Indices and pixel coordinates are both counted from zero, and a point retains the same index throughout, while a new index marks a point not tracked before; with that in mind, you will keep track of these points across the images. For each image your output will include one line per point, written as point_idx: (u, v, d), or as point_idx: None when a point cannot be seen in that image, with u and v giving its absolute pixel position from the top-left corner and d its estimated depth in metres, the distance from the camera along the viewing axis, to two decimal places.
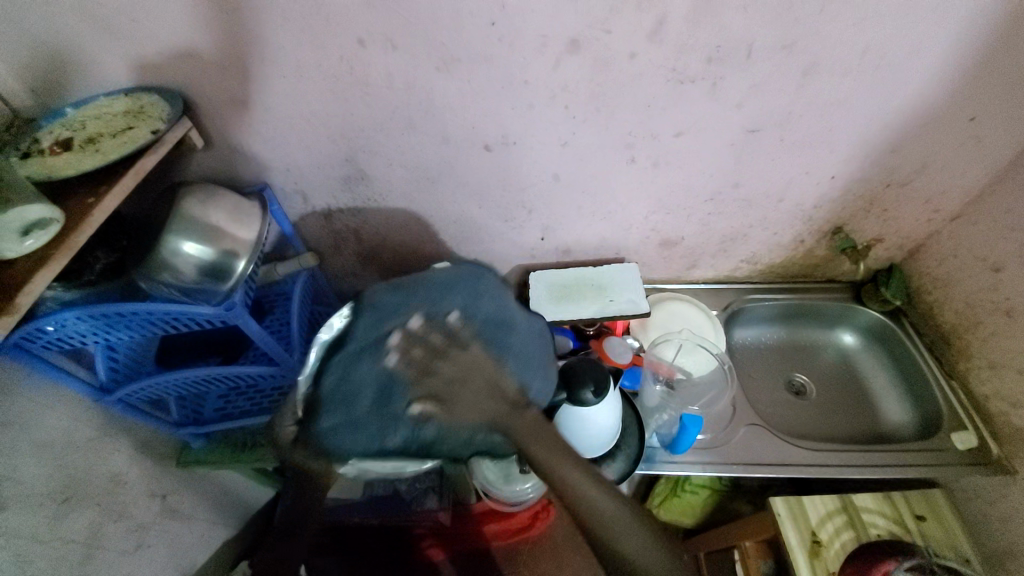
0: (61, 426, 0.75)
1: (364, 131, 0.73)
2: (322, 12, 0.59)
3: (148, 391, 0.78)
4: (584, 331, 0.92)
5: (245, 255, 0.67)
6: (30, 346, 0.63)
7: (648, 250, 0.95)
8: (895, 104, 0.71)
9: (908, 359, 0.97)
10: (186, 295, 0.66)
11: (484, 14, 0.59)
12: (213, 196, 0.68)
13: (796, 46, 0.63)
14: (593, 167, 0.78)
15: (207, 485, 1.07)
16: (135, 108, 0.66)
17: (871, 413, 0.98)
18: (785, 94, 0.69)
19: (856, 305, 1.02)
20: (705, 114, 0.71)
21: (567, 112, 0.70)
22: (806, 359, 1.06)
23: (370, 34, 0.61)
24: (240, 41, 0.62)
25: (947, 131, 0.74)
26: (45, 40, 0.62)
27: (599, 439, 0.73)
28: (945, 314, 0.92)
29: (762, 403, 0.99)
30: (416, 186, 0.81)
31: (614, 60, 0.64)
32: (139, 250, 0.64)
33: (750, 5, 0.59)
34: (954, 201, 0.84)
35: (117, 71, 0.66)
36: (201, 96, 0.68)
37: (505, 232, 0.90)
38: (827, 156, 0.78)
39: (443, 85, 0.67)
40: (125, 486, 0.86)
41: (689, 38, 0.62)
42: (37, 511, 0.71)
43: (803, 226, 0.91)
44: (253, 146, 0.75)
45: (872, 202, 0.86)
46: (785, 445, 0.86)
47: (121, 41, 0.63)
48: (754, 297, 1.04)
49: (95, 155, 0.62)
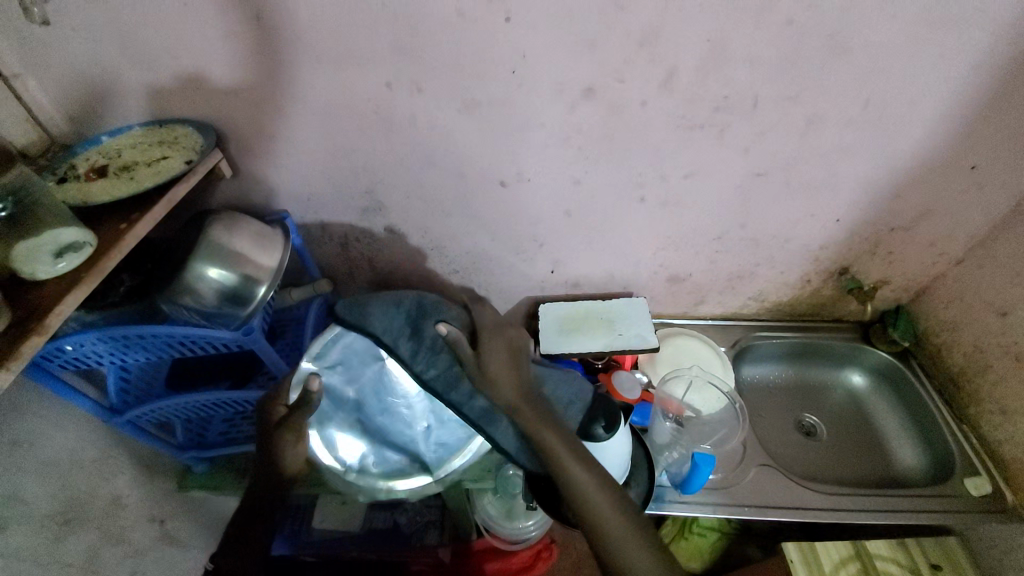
0: (67, 446, 0.75)
1: (384, 165, 0.76)
2: (353, 57, 0.63)
3: (157, 413, 0.78)
4: (593, 364, 0.93)
5: (265, 281, 0.69)
6: (48, 365, 0.64)
7: (656, 285, 0.97)
8: (898, 152, 0.74)
9: (919, 401, 0.96)
10: (205, 320, 0.68)
11: (505, 61, 0.63)
12: (239, 223, 0.71)
13: (801, 97, 0.66)
14: (604, 205, 0.80)
15: (205, 512, 1.05)
16: (169, 139, 0.69)
17: (883, 455, 0.97)
18: (791, 141, 0.72)
19: (864, 345, 1.02)
20: (714, 157, 0.73)
21: (580, 152, 0.73)
22: (816, 398, 1.05)
23: (397, 78, 0.65)
24: (274, 81, 0.66)
25: (949, 179, 0.77)
26: (91, 73, 0.66)
27: (609, 476, 0.72)
28: (954, 356, 0.91)
29: (772, 444, 0.98)
30: (431, 218, 0.83)
31: (627, 107, 0.67)
32: (163, 274, 0.66)
33: (757, 59, 0.62)
34: (959, 245, 0.86)
35: (155, 104, 0.70)
36: (233, 129, 0.72)
37: (515, 265, 0.92)
38: (833, 199, 0.80)
39: (463, 125, 0.70)
40: (125, 510, 0.85)
41: (699, 87, 0.65)
42: (38, 533, 0.70)
43: (809, 266, 0.92)
44: (277, 177, 0.78)
45: (877, 244, 0.87)
46: (795, 487, 0.85)
47: (163, 79, 0.67)
48: (762, 334, 1.04)
49: (130, 182, 0.65)
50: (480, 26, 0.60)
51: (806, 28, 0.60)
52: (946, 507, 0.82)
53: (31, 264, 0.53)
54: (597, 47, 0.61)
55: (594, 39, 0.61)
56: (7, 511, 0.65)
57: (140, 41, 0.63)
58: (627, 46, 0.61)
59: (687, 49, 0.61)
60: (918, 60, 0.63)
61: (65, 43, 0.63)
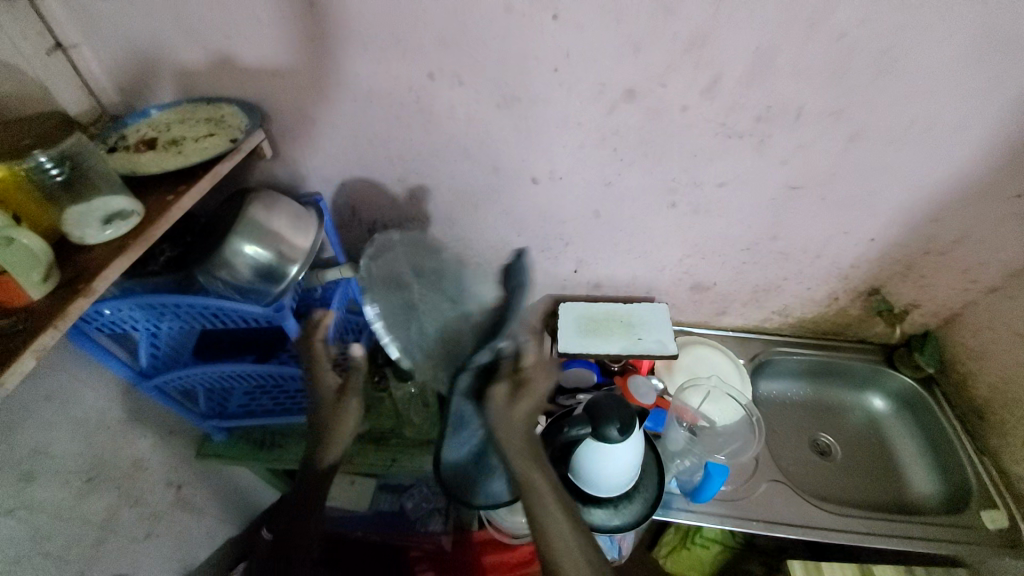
0: (97, 407, 0.78)
1: (420, 155, 0.77)
2: (398, 46, 0.64)
3: (183, 381, 0.80)
4: (609, 366, 0.92)
5: (298, 261, 0.71)
6: (86, 326, 0.67)
7: (678, 292, 0.96)
8: (940, 175, 0.72)
9: (939, 428, 0.94)
10: (238, 294, 0.69)
11: (548, 60, 0.63)
12: (277, 203, 0.72)
13: (845, 112, 0.66)
14: (633, 209, 0.80)
15: (220, 480, 1.08)
16: (215, 116, 0.71)
17: (897, 481, 0.95)
18: (830, 156, 0.71)
19: (888, 369, 1.00)
20: (751, 167, 0.73)
21: (614, 154, 0.73)
22: (833, 418, 1.04)
23: (440, 70, 0.66)
24: (319, 66, 0.68)
25: (991, 205, 0.75)
26: (145, 47, 0.68)
27: (618, 478, 0.72)
28: (979, 386, 0.90)
29: (785, 460, 0.97)
30: (461, 211, 0.84)
31: (666, 111, 0.67)
32: (203, 247, 0.69)
33: (803, 71, 0.62)
34: (995, 274, 0.84)
35: (203, 81, 0.72)
36: (275, 110, 0.73)
37: (539, 262, 0.92)
38: (868, 219, 0.79)
39: (500, 120, 0.71)
40: (145, 473, 0.88)
41: (741, 97, 0.65)
42: (64, 486, 0.73)
43: (837, 284, 0.91)
44: (314, 160, 0.80)
45: (910, 267, 0.86)
46: (806, 505, 0.84)
47: (213, 57, 0.68)
48: (783, 349, 1.03)
49: (176, 155, 0.67)
50: (528, 22, 0.60)
51: (856, 43, 0.59)
52: (959, 538, 0.81)
53: (81, 229, 0.56)
54: (642, 50, 0.61)
55: (638, 43, 0.61)
56: (36, 463, 0.69)
57: (193, 17, 0.64)
58: (672, 50, 0.61)
59: (731, 59, 0.61)
60: (969, 82, 0.62)
61: (121, 15, 0.65)
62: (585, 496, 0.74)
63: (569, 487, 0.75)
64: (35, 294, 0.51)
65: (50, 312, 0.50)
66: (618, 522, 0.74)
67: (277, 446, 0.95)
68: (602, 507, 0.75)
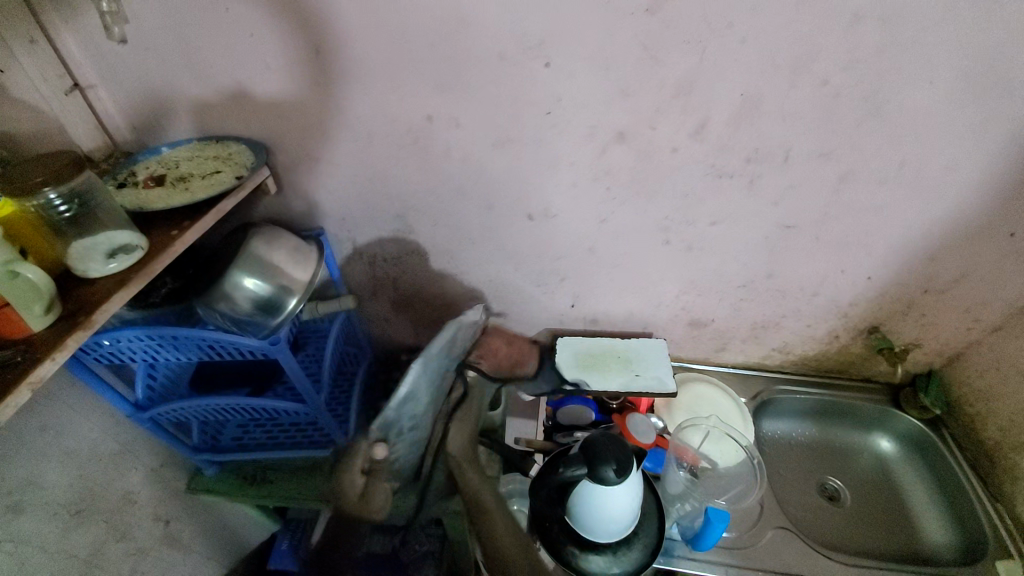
0: (89, 436, 0.77)
1: (418, 192, 0.79)
2: (399, 90, 0.67)
3: (177, 413, 0.80)
4: (607, 404, 0.92)
5: (297, 294, 0.72)
6: (85, 356, 0.68)
7: (676, 328, 0.96)
8: (932, 215, 0.73)
9: (951, 474, 0.90)
10: (236, 327, 0.70)
11: (542, 103, 0.66)
12: (278, 238, 0.74)
13: (833, 153, 0.67)
14: (628, 245, 0.81)
15: (209, 516, 1.05)
16: (223, 155, 0.74)
17: (910, 530, 0.90)
18: (820, 195, 0.72)
19: (894, 410, 0.98)
20: (742, 206, 0.74)
21: (607, 193, 0.74)
22: (840, 462, 1.01)
23: (439, 112, 0.68)
24: (323, 108, 0.71)
25: (986, 244, 0.75)
26: (161, 90, 0.71)
27: (617, 522, 0.70)
28: (987, 429, 0.87)
29: (792, 505, 0.94)
30: (458, 246, 0.86)
31: (657, 153, 0.69)
32: (206, 279, 0.69)
33: (789, 115, 0.64)
34: (995, 312, 0.83)
35: (212, 121, 0.75)
36: (281, 149, 0.76)
37: (536, 296, 0.93)
38: (864, 256, 0.79)
39: (497, 159, 0.73)
40: (134, 506, 0.86)
41: (730, 139, 0.66)
42: (51, 519, 0.72)
43: (837, 321, 0.90)
44: (317, 196, 0.82)
45: (910, 305, 0.85)
46: (815, 554, 0.81)
47: (224, 100, 0.72)
48: (785, 388, 1.01)
49: (182, 191, 0.69)
50: (522, 69, 0.63)
51: (839, 89, 0.61)
52: None
53: (85, 262, 0.57)
54: (633, 97, 0.64)
55: (629, 89, 0.63)
56: (24, 495, 0.68)
57: (206, 63, 0.68)
58: (661, 95, 0.63)
59: (718, 103, 0.63)
60: (953, 126, 0.63)
61: (141, 61, 0.69)
62: (583, 542, 0.72)
63: (566, 532, 0.73)
64: (35, 325, 0.52)
65: (49, 343, 0.51)
66: (617, 569, 0.71)
67: (268, 481, 0.94)
68: (599, 554, 0.72)
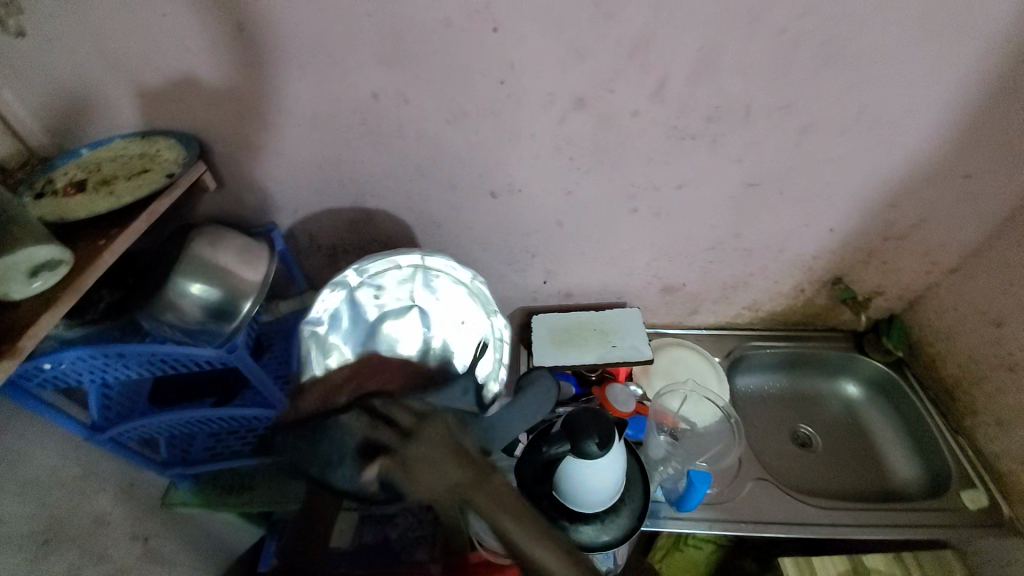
0: (46, 465, 0.73)
1: (373, 176, 0.74)
2: (340, 68, 0.62)
3: (140, 430, 0.76)
4: (587, 376, 0.91)
5: (250, 296, 0.68)
6: (27, 383, 0.62)
7: (649, 295, 0.96)
8: (891, 163, 0.73)
9: (915, 413, 0.95)
10: (188, 337, 0.66)
11: (493, 72, 0.62)
12: (222, 237, 0.69)
13: (794, 107, 0.66)
14: (595, 215, 0.79)
15: (191, 527, 1.02)
16: (151, 151, 0.68)
17: (879, 467, 0.95)
18: (783, 150, 0.71)
19: (859, 355, 1.02)
20: (706, 167, 0.72)
21: (570, 163, 0.72)
22: (812, 409, 1.04)
23: (385, 89, 0.64)
24: (258, 93, 0.65)
25: (942, 188, 0.76)
26: (70, 85, 0.64)
27: (603, 493, 0.71)
28: (948, 366, 0.91)
29: (768, 456, 0.97)
30: (421, 229, 0.82)
31: (618, 118, 0.66)
32: (145, 289, 0.65)
33: (748, 69, 0.62)
34: (951, 254, 0.85)
35: (136, 115, 0.68)
36: (217, 140, 0.70)
37: (506, 275, 0.91)
38: (826, 209, 0.79)
39: (452, 135, 0.69)
40: (107, 529, 0.82)
41: (691, 99, 0.64)
42: (16, 555, 0.68)
43: (803, 276, 0.92)
44: (263, 189, 0.77)
45: (871, 254, 0.87)
46: (793, 503, 0.84)
47: (145, 90, 0.65)
48: (757, 344, 1.03)
49: (109, 196, 0.63)
50: (469, 36, 0.59)
51: (797, 39, 0.59)
52: (941, 520, 0.82)
53: (4, 284, 0.51)
54: (588, 59, 0.61)
55: (583, 51, 0.60)
56: None
57: (119, 50, 0.61)
58: (617, 56, 0.60)
59: (676, 61, 0.61)
60: (909, 71, 0.63)
61: (41, 53, 0.61)
62: (572, 514, 0.72)
63: (556, 507, 0.73)
64: None
65: None
66: (606, 537, 0.72)
67: (249, 488, 0.91)
68: (588, 523, 0.73)
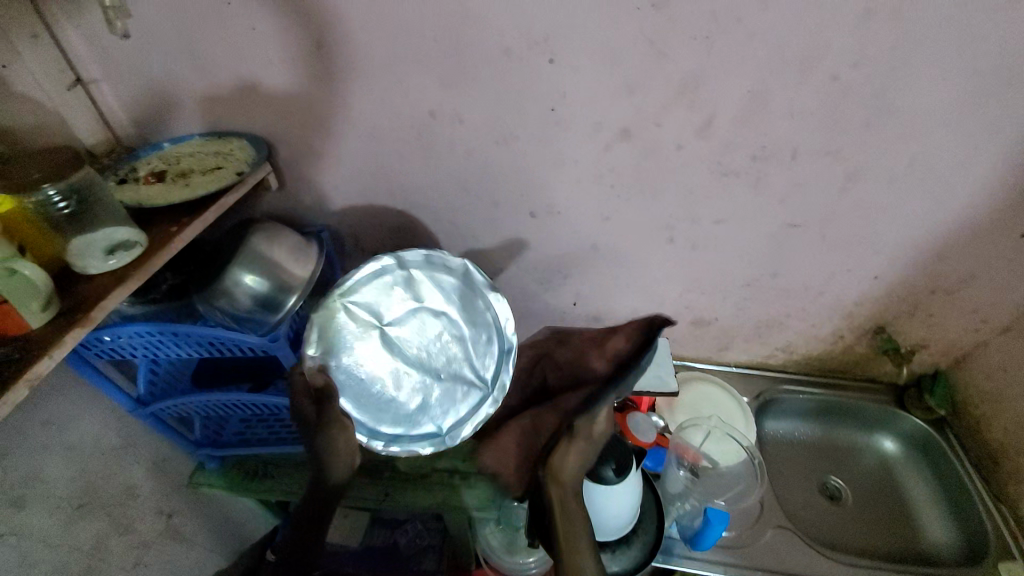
0: (92, 431, 0.78)
1: (421, 188, 0.78)
2: (402, 86, 0.66)
3: (179, 408, 0.80)
4: (608, 404, 0.89)
5: (297, 291, 0.71)
6: (87, 352, 0.68)
7: (680, 327, 0.95)
8: (941, 214, 0.72)
9: (955, 476, 0.90)
10: (237, 323, 0.70)
11: (546, 99, 0.65)
12: (278, 233, 0.73)
13: (842, 151, 0.66)
14: (631, 242, 0.80)
15: (211, 509, 1.05)
16: (224, 150, 0.74)
17: (912, 530, 0.90)
18: (828, 194, 0.71)
19: (898, 410, 0.97)
20: (748, 205, 0.73)
21: (611, 189, 0.73)
22: (843, 461, 1.00)
23: (441, 108, 0.68)
24: (325, 104, 0.70)
25: (997, 244, 0.74)
26: (161, 85, 0.71)
27: (614, 521, 0.70)
28: (994, 432, 0.86)
29: (793, 504, 0.93)
30: (461, 242, 0.85)
31: (662, 149, 0.68)
32: (205, 275, 0.69)
33: (798, 111, 0.62)
34: (1004, 314, 0.81)
35: (213, 117, 0.74)
36: (282, 144, 0.75)
37: (538, 293, 0.92)
38: (870, 255, 0.78)
39: (500, 155, 0.72)
40: (137, 500, 0.87)
41: (736, 136, 0.65)
42: (54, 513, 0.72)
43: (842, 322, 0.89)
44: (319, 193, 0.81)
45: (917, 305, 0.84)
46: (815, 556, 0.80)
47: (224, 94, 0.71)
48: (788, 388, 1.01)
49: (183, 187, 0.69)
50: (526, 65, 0.62)
51: (850, 85, 0.60)
52: None
53: (85, 260, 0.57)
54: (638, 93, 0.63)
55: (634, 84, 0.62)
56: (26, 489, 0.68)
57: (206, 56, 0.67)
58: (666, 92, 0.62)
59: (725, 100, 0.62)
60: (967, 124, 0.62)
61: (140, 55, 0.68)
62: None
63: None
64: (33, 323, 0.51)
65: (47, 340, 0.51)
66: (616, 567, 0.71)
67: (270, 477, 0.94)
68: (599, 551, 0.72)
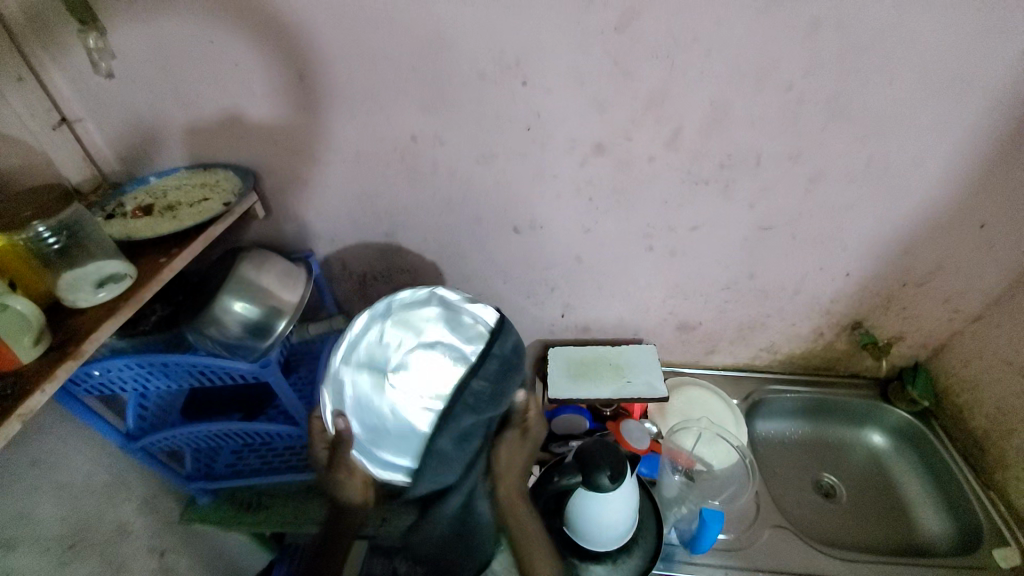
0: (81, 468, 0.77)
1: (405, 210, 0.80)
2: (383, 112, 0.69)
3: (169, 441, 0.79)
4: (601, 412, 0.92)
5: (286, 316, 0.72)
6: (75, 389, 0.67)
7: (665, 333, 0.97)
8: (902, 210, 0.75)
9: (943, 465, 0.91)
10: (227, 351, 0.70)
11: (521, 119, 0.68)
12: (266, 260, 0.74)
13: (802, 156, 0.70)
14: (612, 252, 0.83)
15: (204, 545, 1.02)
16: (210, 182, 0.75)
17: (907, 522, 0.91)
18: (795, 197, 0.74)
19: (884, 404, 1.00)
20: (721, 210, 0.76)
21: (590, 202, 0.76)
22: (834, 458, 1.01)
23: (422, 132, 0.70)
24: (309, 133, 0.72)
25: (958, 235, 0.77)
26: (147, 122, 0.73)
27: (611, 529, 0.69)
28: (976, 417, 0.88)
29: (789, 504, 0.94)
30: (447, 260, 0.87)
31: (635, 162, 0.71)
32: (194, 305, 0.70)
33: (758, 119, 0.66)
34: (973, 302, 0.85)
35: (199, 150, 0.76)
36: (268, 173, 0.77)
37: (526, 307, 0.94)
38: (840, 253, 0.81)
39: (481, 174, 0.74)
40: (129, 538, 0.85)
41: (703, 146, 0.69)
42: (45, 555, 0.70)
43: (821, 319, 0.92)
44: (305, 219, 0.83)
45: (890, 299, 0.87)
46: (813, 551, 0.81)
47: (210, 128, 0.73)
48: (775, 388, 1.03)
49: (172, 220, 0.70)
50: (500, 87, 0.65)
51: (804, 94, 0.64)
52: None
53: (74, 293, 0.58)
54: (608, 109, 0.66)
55: (604, 102, 0.65)
56: (17, 530, 0.66)
57: (192, 93, 0.69)
58: (635, 108, 0.66)
59: (690, 112, 0.66)
60: (916, 124, 0.66)
61: (126, 94, 0.70)
62: (583, 552, 0.72)
63: (566, 544, 0.72)
64: (24, 357, 0.51)
65: (39, 374, 0.51)
66: None
67: (264, 507, 0.93)
68: (599, 563, 0.72)
